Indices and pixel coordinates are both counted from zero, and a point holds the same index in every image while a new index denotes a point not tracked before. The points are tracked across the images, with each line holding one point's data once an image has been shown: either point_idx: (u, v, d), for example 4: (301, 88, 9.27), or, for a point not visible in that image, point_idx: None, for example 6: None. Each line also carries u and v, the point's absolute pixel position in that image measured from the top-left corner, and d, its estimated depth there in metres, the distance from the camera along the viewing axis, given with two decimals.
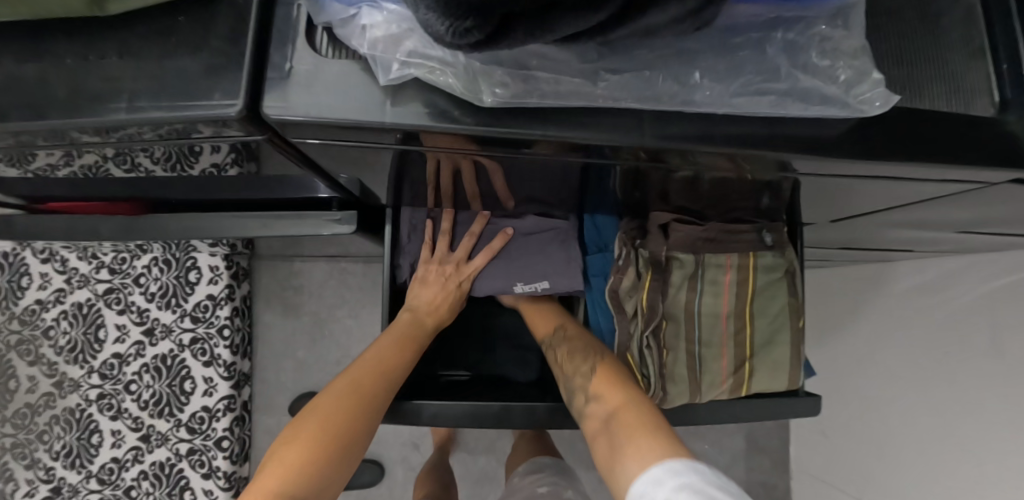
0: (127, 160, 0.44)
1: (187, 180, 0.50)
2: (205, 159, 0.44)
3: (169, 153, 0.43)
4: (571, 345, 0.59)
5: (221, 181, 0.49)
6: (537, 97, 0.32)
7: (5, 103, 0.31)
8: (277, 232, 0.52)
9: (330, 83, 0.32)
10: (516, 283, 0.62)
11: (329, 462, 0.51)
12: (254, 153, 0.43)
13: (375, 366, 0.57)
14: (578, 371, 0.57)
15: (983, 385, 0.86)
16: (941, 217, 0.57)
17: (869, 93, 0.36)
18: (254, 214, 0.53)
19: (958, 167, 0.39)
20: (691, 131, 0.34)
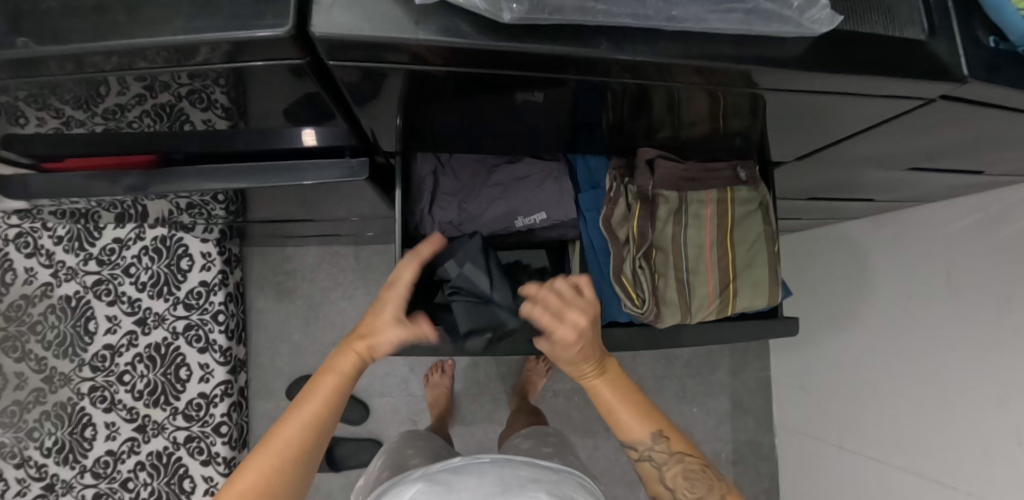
0: (116, 117, 0.50)
1: (199, 137, 0.56)
2: (198, 110, 0.50)
3: (151, 113, 0.50)
4: (684, 466, 0.58)
5: (219, 138, 0.56)
6: (547, 13, 0.36)
7: (75, 26, 0.38)
8: (273, 180, 0.60)
9: (362, 9, 0.38)
10: (516, 218, 0.65)
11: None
12: (245, 108, 0.50)
13: (315, 418, 0.52)
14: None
15: (938, 322, 0.95)
16: (884, 150, 0.65)
17: (818, 15, 0.41)
18: (252, 164, 0.60)
19: (892, 81, 0.46)
20: (672, 49, 0.41)
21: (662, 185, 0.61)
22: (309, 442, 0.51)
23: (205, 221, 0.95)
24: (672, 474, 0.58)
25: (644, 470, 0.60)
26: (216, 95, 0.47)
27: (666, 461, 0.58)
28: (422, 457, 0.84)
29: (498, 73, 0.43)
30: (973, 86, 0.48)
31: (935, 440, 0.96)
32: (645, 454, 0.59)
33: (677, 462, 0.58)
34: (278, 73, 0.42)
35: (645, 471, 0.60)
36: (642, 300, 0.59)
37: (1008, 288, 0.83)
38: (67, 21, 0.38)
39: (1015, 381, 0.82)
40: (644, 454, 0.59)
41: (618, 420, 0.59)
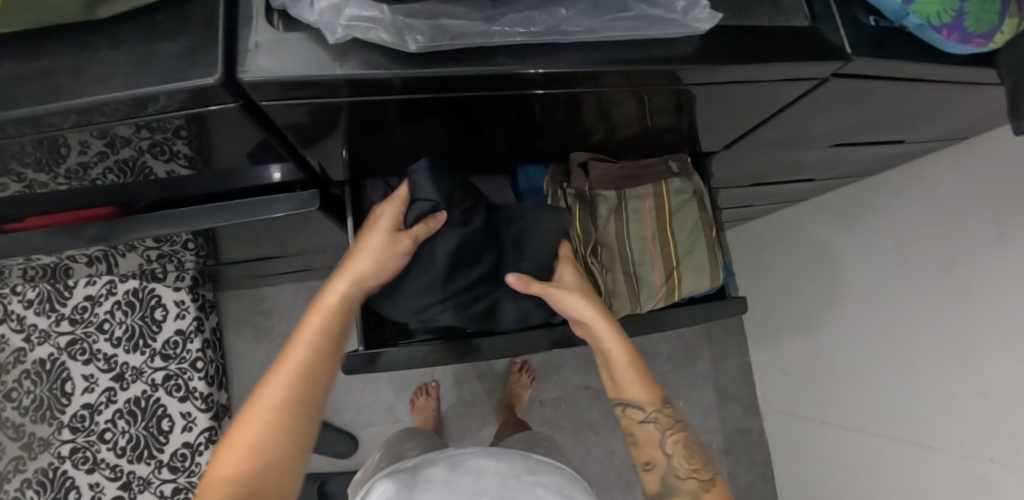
0: (81, 175, 0.55)
1: (158, 185, 0.60)
2: (163, 162, 0.54)
3: (115, 169, 0.55)
4: (681, 439, 0.62)
5: (178, 180, 0.60)
6: (448, 39, 0.40)
7: (19, 93, 0.41)
8: (231, 219, 0.62)
9: (285, 52, 0.42)
10: None
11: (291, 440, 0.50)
12: (204, 153, 0.53)
13: (308, 353, 0.53)
14: (691, 474, 0.60)
15: (897, 287, 0.98)
16: (800, 131, 0.71)
17: (700, 14, 0.45)
18: (212, 206, 0.63)
19: (783, 65, 0.50)
20: (574, 57, 0.44)
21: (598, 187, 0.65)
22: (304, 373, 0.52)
23: (176, 269, 0.97)
24: (674, 441, 0.62)
25: (644, 433, 0.62)
26: (179, 147, 0.51)
27: (670, 426, 0.62)
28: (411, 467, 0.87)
29: (422, 97, 0.46)
30: (858, 63, 0.52)
31: (907, 404, 0.98)
32: (651, 415, 0.62)
33: (678, 431, 0.62)
34: (214, 117, 0.45)
35: (644, 434, 0.62)
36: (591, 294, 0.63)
37: (953, 248, 0.87)
38: (14, 86, 0.41)
39: (974, 332, 0.84)
40: (652, 414, 0.62)
41: (631, 381, 0.62)
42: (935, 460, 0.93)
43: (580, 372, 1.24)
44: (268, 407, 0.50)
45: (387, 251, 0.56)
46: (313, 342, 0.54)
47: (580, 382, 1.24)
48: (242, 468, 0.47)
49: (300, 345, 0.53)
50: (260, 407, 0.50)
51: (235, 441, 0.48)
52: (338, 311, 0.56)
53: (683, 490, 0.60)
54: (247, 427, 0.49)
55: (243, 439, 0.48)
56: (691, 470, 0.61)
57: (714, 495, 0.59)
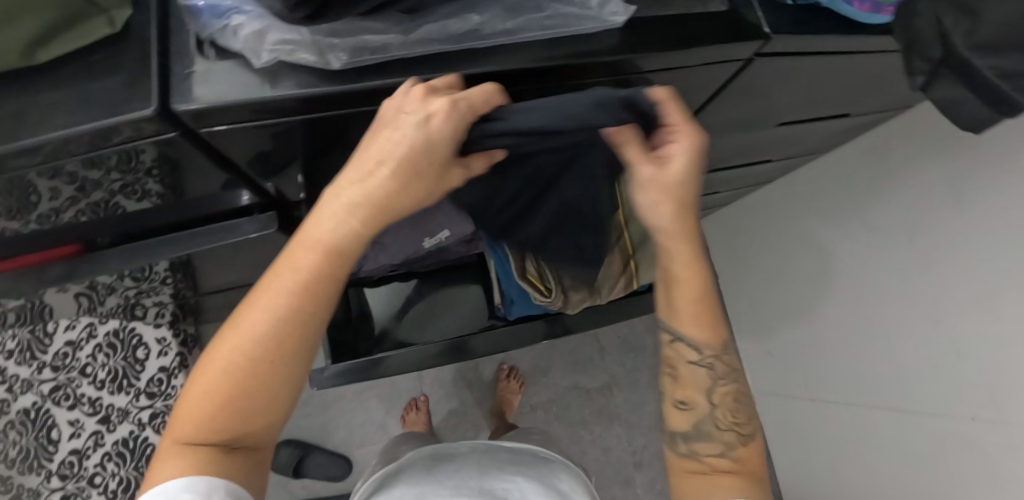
0: (54, 217, 0.58)
1: (126, 218, 0.62)
2: (134, 201, 0.60)
3: (86, 210, 0.59)
4: (727, 387, 0.59)
5: (145, 215, 0.62)
6: (368, 53, 0.43)
7: None
8: (195, 247, 0.64)
9: (217, 79, 0.43)
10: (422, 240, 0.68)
11: (265, 384, 0.43)
12: (173, 190, 0.58)
13: (289, 291, 0.42)
14: (729, 425, 0.57)
15: (866, 257, 1.00)
16: (743, 111, 0.73)
17: (614, 8, 0.48)
18: (176, 233, 0.65)
19: (704, 49, 0.53)
20: (498, 59, 0.46)
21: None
22: (286, 319, 0.42)
23: (157, 305, 0.99)
24: (721, 390, 0.58)
25: (689, 370, 0.58)
26: (149, 186, 0.56)
27: (722, 376, 0.58)
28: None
29: (357, 112, 0.48)
30: (777, 41, 0.55)
31: (890, 372, 0.99)
32: (705, 356, 0.57)
33: (729, 384, 0.59)
34: (163, 148, 0.46)
35: (690, 374, 0.58)
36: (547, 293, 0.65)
37: (914, 215, 0.88)
38: None
39: (940, 294, 0.85)
40: (705, 354, 0.57)
41: (693, 317, 0.56)
42: (920, 424, 0.94)
43: (568, 372, 1.25)
44: (239, 351, 0.42)
45: (409, 165, 0.39)
46: (299, 279, 0.42)
47: (569, 383, 1.25)
48: (212, 413, 0.42)
49: (281, 281, 0.42)
50: (231, 344, 0.42)
51: (203, 378, 0.42)
52: (334, 244, 0.42)
53: (714, 438, 0.57)
54: (213, 370, 0.42)
55: (210, 382, 0.42)
56: (730, 419, 0.58)
57: (748, 450, 0.57)
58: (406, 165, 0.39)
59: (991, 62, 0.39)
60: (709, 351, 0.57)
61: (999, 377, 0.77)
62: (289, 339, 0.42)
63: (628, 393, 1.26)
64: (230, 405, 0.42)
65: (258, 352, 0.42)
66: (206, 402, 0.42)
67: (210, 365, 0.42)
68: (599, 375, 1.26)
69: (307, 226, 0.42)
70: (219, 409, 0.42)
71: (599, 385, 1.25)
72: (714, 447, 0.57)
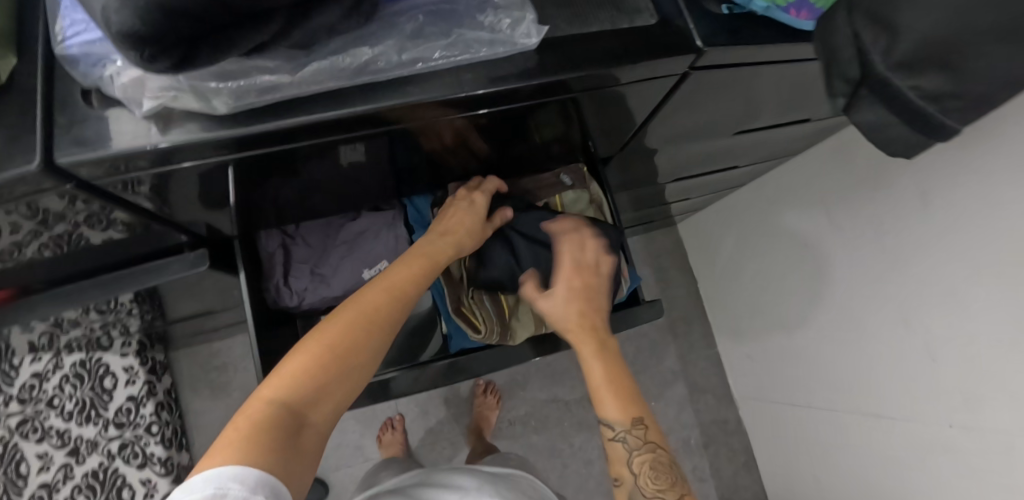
0: (13, 255, 0.55)
1: (97, 251, 0.60)
2: (99, 234, 0.56)
3: (50, 243, 0.56)
4: (648, 457, 0.57)
5: (114, 248, 0.60)
6: (254, 94, 0.41)
7: None
8: (153, 280, 0.62)
9: (105, 128, 0.42)
10: (363, 270, 0.69)
11: (360, 357, 0.51)
12: (145, 216, 0.55)
13: (394, 287, 0.55)
14: (655, 495, 0.55)
15: (837, 261, 0.97)
16: (693, 121, 0.71)
17: (527, 29, 0.45)
18: (138, 270, 0.63)
19: (630, 66, 0.50)
20: (401, 91, 0.44)
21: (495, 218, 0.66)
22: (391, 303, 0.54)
23: (122, 334, 0.99)
24: (640, 461, 0.57)
25: (612, 451, 0.58)
26: (116, 215, 0.52)
27: (640, 447, 0.57)
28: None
29: (263, 152, 0.45)
30: (711, 53, 0.52)
31: (867, 378, 0.96)
32: (621, 433, 0.58)
33: (650, 450, 0.57)
34: (62, 198, 0.45)
35: (612, 451, 0.58)
36: (480, 321, 0.65)
37: (880, 217, 0.86)
38: None
39: (910, 295, 0.83)
40: (621, 433, 0.58)
41: (612, 391, 0.59)
42: (896, 430, 0.91)
43: (545, 385, 1.23)
44: (351, 321, 0.51)
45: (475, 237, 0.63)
46: (402, 283, 0.56)
47: (546, 396, 1.23)
48: (310, 374, 0.47)
49: (389, 279, 0.56)
50: (339, 321, 0.51)
51: (305, 350, 0.49)
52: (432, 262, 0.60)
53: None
54: (324, 338, 0.49)
55: (314, 350, 0.48)
56: (658, 490, 0.56)
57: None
58: (476, 233, 0.63)
59: (914, 83, 0.38)
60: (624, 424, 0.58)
61: (974, 383, 0.75)
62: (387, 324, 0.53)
63: None
64: (327, 374, 0.48)
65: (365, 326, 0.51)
66: (309, 366, 0.48)
67: (318, 336, 0.49)
68: (577, 387, 1.24)
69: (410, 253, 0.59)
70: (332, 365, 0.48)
71: (578, 397, 1.23)
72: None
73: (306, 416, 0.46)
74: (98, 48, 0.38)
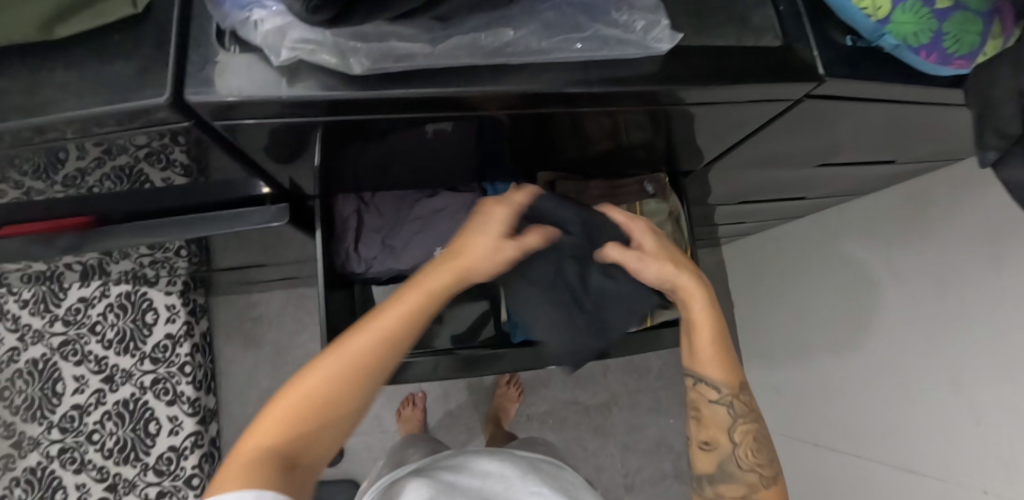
0: (75, 179, 0.55)
1: (155, 191, 0.61)
2: (157, 171, 0.56)
3: (110, 174, 0.55)
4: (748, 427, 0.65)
5: (180, 191, 0.62)
6: (391, 61, 0.40)
7: None
8: (219, 228, 0.63)
9: (238, 72, 0.42)
10: (435, 248, 0.70)
11: (352, 398, 0.47)
12: (200, 161, 0.55)
13: (393, 320, 0.49)
14: (752, 466, 0.65)
15: (888, 310, 0.95)
16: (783, 149, 0.70)
17: (660, 34, 0.45)
18: (202, 215, 0.64)
19: (750, 86, 0.49)
20: (529, 77, 0.44)
21: (540, 225, 0.54)
22: (383, 352, 0.48)
23: (168, 275, 0.99)
24: (742, 432, 0.66)
25: (712, 413, 0.65)
26: (176, 155, 0.53)
27: (741, 416, 0.66)
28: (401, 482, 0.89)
29: (381, 119, 0.46)
30: (832, 84, 0.51)
31: (902, 431, 0.94)
32: (727, 400, 0.64)
33: (751, 424, 0.66)
34: (176, 134, 0.46)
35: (713, 416, 0.65)
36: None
37: (947, 272, 0.83)
38: None
39: (962, 361, 0.82)
40: (728, 402, 0.65)
41: (720, 363, 0.63)
42: (926, 487, 0.90)
43: (569, 386, 1.23)
44: (342, 361, 0.47)
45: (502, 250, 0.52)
46: (404, 315, 0.49)
47: (568, 397, 1.23)
48: (300, 413, 0.46)
49: (390, 306, 0.49)
50: (330, 359, 0.47)
51: (297, 387, 0.47)
52: (439, 298, 0.51)
53: (740, 479, 0.65)
54: (313, 376, 0.47)
55: (304, 391, 0.46)
56: (754, 462, 0.65)
57: (770, 491, 0.65)
58: (499, 254, 0.52)
59: None
60: (729, 391, 0.64)
61: None
62: (382, 364, 0.48)
63: (627, 414, 1.24)
64: (314, 418, 0.46)
65: (352, 379, 0.47)
66: (298, 405, 0.46)
67: (307, 375, 0.47)
68: (599, 393, 1.24)
69: (420, 274, 0.51)
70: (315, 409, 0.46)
71: (598, 403, 1.23)
72: (739, 486, 0.65)
73: (296, 459, 0.45)
74: None
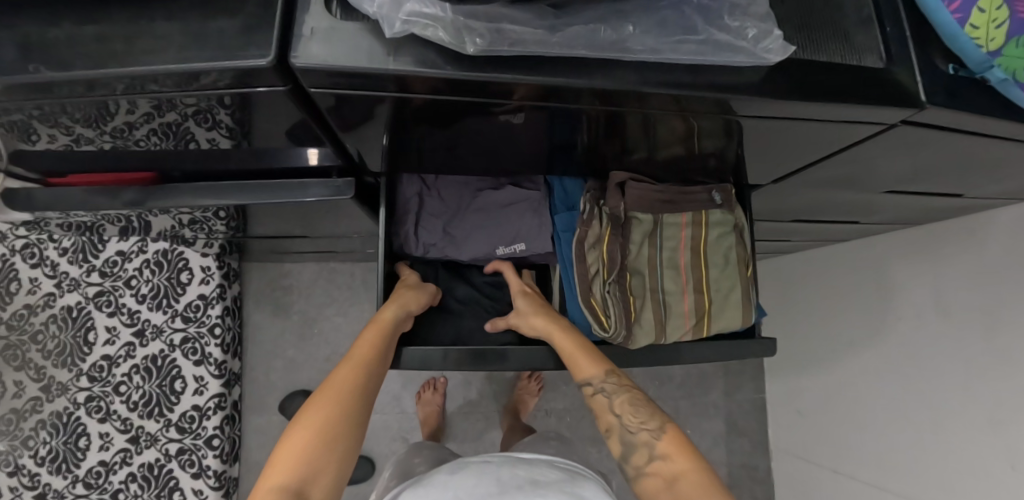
0: (123, 134, 0.53)
1: (197, 154, 0.59)
2: (201, 131, 0.53)
3: (158, 131, 0.53)
4: (626, 395, 0.64)
5: (218, 153, 0.59)
6: (507, 46, 0.40)
7: (71, 55, 0.42)
8: (274, 199, 0.64)
9: (344, 40, 0.41)
10: (497, 247, 0.72)
11: (361, 395, 0.60)
12: (247, 127, 0.52)
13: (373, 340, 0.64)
14: (641, 427, 0.62)
15: (931, 346, 0.94)
16: (856, 172, 0.68)
17: (771, 45, 0.44)
18: (262, 183, 0.64)
19: (849, 107, 0.48)
20: (634, 77, 0.43)
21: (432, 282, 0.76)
22: (360, 371, 0.61)
23: (206, 236, 0.99)
24: (621, 403, 0.64)
25: (595, 403, 0.65)
26: (222, 117, 0.50)
27: (615, 390, 0.64)
28: (427, 466, 0.89)
29: (484, 102, 0.45)
30: (933, 112, 0.50)
31: (935, 469, 0.93)
32: (598, 385, 0.64)
33: (626, 392, 0.64)
34: (262, 98, 0.45)
35: (597, 403, 0.65)
36: (610, 320, 0.64)
37: (998, 313, 0.82)
38: (71, 50, 0.42)
39: (1003, 402, 0.81)
40: (599, 385, 0.64)
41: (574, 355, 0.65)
42: None
43: None
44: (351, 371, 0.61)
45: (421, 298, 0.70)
46: (377, 335, 0.64)
47: None
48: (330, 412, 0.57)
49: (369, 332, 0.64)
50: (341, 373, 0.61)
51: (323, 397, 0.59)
52: (392, 329, 0.65)
53: (638, 444, 0.61)
54: (334, 387, 0.60)
55: (329, 397, 0.59)
56: (641, 422, 0.62)
57: (667, 442, 0.60)
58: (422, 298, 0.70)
59: None
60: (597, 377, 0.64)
61: None
62: (375, 369, 0.62)
63: None
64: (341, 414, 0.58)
65: (343, 400, 0.59)
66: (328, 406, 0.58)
67: (327, 388, 0.60)
68: None
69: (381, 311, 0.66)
70: (339, 407, 0.58)
71: None
72: (643, 452, 0.60)
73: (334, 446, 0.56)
74: None
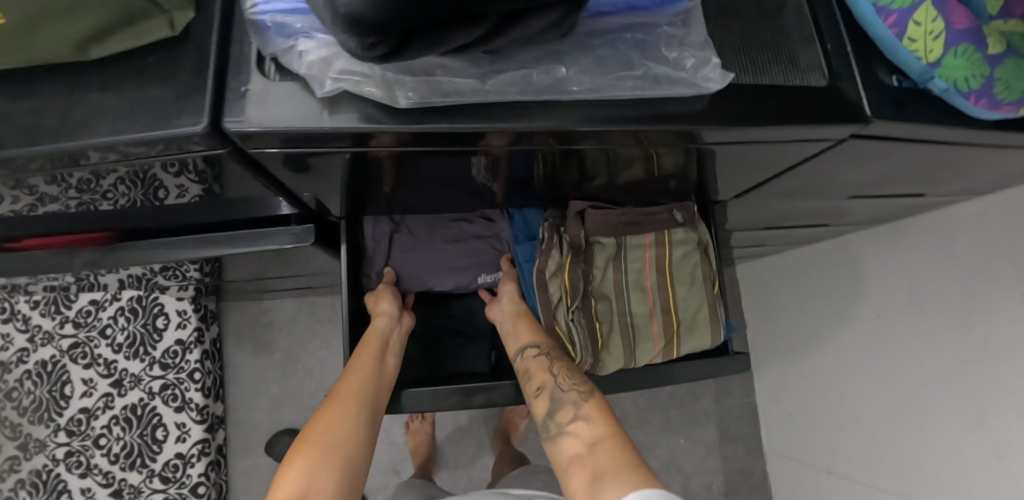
0: (92, 190, 0.53)
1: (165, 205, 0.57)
2: (170, 181, 0.51)
3: (125, 182, 0.51)
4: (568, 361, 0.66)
5: (190, 207, 0.58)
6: (440, 96, 0.40)
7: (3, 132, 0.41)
8: (243, 249, 0.63)
9: (278, 100, 0.40)
10: (481, 276, 0.77)
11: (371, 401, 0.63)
12: (218, 170, 0.49)
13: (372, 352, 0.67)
14: (572, 387, 0.64)
15: (911, 342, 0.94)
16: (818, 182, 0.69)
17: (708, 73, 0.45)
18: (229, 234, 0.63)
19: (792, 127, 0.48)
20: (575, 115, 0.43)
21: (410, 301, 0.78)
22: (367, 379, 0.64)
23: (179, 281, 0.98)
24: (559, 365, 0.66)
25: (535, 363, 0.66)
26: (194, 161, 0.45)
27: (557, 354, 0.67)
28: None
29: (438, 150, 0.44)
30: (880, 125, 0.50)
31: (928, 467, 0.92)
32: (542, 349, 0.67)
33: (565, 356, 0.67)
34: (207, 161, 0.45)
35: (535, 364, 0.66)
36: (576, 348, 0.65)
37: (972, 307, 0.82)
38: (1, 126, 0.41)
39: (984, 395, 0.81)
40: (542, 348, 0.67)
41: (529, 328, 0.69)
42: None
43: None
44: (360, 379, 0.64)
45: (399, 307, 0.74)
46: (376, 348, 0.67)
47: None
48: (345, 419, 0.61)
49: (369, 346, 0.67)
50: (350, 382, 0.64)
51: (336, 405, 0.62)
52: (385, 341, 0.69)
53: (567, 403, 0.64)
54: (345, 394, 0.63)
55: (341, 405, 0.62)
56: (575, 385, 0.65)
57: (594, 405, 0.63)
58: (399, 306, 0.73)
59: None
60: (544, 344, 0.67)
61: None
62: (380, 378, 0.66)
63: None
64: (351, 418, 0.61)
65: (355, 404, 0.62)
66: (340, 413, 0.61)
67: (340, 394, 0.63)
68: None
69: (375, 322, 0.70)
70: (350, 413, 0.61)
71: None
72: (569, 411, 0.63)
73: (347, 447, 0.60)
74: (299, 20, 0.38)
